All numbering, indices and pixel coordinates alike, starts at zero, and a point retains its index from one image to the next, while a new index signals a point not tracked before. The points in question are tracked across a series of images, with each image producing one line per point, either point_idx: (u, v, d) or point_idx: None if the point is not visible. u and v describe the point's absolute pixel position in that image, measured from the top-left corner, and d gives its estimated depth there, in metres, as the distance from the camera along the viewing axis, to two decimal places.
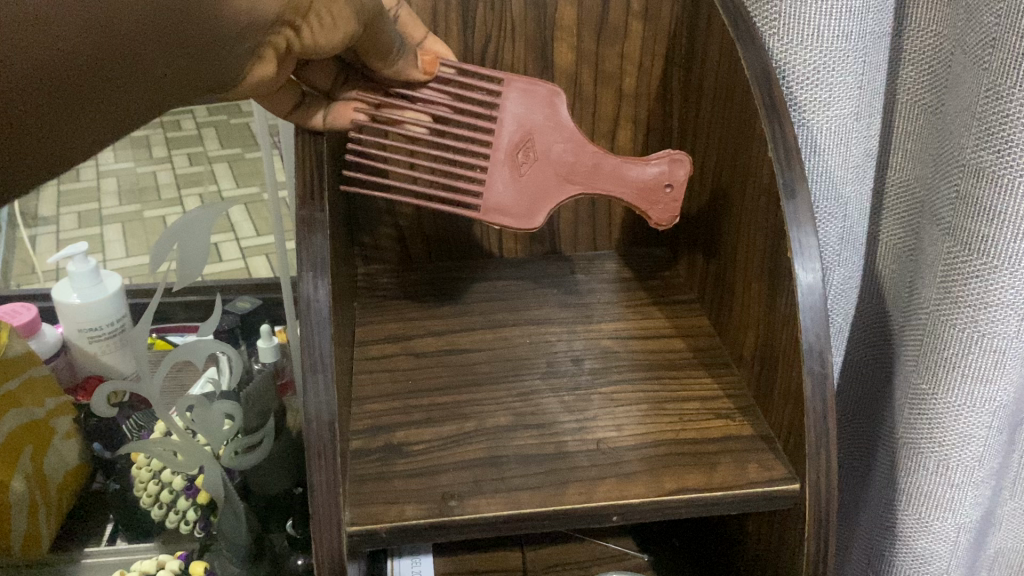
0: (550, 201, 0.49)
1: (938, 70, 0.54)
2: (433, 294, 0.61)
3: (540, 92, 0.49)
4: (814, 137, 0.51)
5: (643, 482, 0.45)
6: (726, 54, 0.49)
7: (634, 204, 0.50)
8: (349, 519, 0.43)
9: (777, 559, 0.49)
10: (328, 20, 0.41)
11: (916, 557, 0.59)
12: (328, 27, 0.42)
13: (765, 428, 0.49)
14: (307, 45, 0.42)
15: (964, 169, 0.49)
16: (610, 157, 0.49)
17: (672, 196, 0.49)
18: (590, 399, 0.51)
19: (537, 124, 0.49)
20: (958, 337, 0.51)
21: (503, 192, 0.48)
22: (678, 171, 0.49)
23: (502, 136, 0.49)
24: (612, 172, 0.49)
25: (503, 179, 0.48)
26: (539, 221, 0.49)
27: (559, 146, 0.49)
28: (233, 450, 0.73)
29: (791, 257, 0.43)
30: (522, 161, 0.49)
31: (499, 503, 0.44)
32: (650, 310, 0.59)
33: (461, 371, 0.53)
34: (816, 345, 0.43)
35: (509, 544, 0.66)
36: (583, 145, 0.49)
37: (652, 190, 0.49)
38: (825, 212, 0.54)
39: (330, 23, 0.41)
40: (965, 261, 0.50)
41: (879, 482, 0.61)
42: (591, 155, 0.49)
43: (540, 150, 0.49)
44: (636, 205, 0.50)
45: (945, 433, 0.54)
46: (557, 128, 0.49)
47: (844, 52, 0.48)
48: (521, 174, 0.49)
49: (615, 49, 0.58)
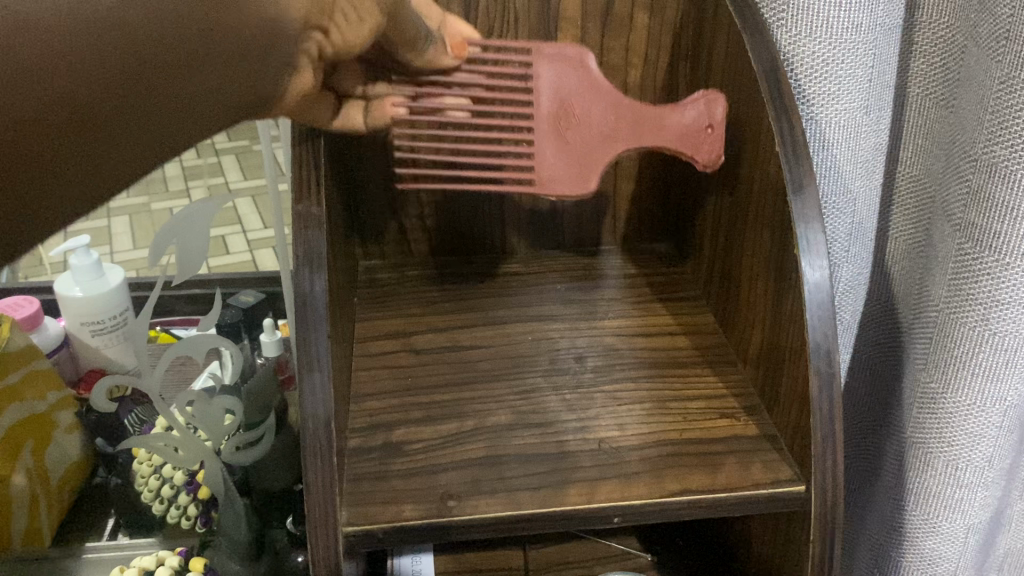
0: (600, 162, 0.49)
1: (950, 63, 0.53)
2: (435, 290, 0.60)
3: (569, 55, 0.49)
4: (822, 131, 0.50)
5: (645, 483, 0.44)
6: (733, 46, 0.48)
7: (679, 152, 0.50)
8: (346, 520, 0.42)
9: (782, 562, 0.48)
10: (352, 13, 0.37)
11: (924, 559, 0.58)
12: (354, 21, 0.37)
13: (771, 429, 0.48)
14: (337, 45, 0.37)
15: (976, 164, 0.48)
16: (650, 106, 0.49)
17: (714, 139, 0.49)
18: (592, 397, 0.50)
19: (572, 89, 0.49)
20: (968, 336, 0.50)
21: (554, 162, 0.49)
22: (716, 109, 0.49)
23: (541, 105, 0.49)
24: (654, 123, 0.49)
25: (551, 148, 0.49)
26: (594, 184, 0.49)
27: (599, 106, 0.49)
28: (234, 445, 0.73)
29: (798, 254, 0.42)
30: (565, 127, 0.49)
31: (498, 503, 0.43)
32: (654, 307, 0.58)
33: (462, 368, 0.53)
34: (824, 344, 0.42)
35: (511, 543, 0.66)
36: (620, 99, 0.49)
37: (696, 133, 0.49)
38: (833, 207, 0.53)
39: (355, 17, 0.37)
40: (976, 258, 0.49)
41: (887, 482, 0.60)
42: (631, 107, 0.49)
43: (580, 114, 0.49)
44: (683, 150, 0.50)
45: (955, 433, 0.53)
46: (592, 88, 0.49)
47: (854, 44, 0.47)
48: (566, 139, 0.49)
49: (620, 40, 0.57)
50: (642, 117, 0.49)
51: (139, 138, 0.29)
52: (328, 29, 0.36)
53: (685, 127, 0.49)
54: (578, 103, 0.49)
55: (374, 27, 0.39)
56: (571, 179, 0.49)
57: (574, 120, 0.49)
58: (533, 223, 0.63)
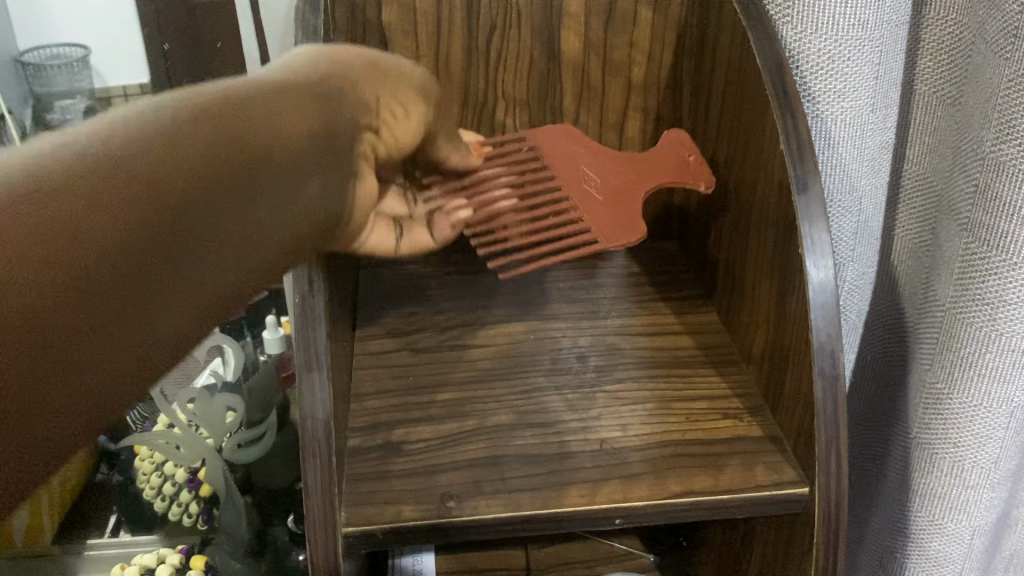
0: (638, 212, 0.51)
1: (958, 61, 0.52)
2: (436, 288, 0.60)
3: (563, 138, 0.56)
4: (828, 129, 0.49)
5: (647, 484, 0.44)
6: (739, 44, 0.47)
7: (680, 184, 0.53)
8: (345, 520, 0.42)
9: (785, 564, 0.47)
10: (399, 111, 0.39)
11: (928, 560, 0.57)
12: (400, 118, 0.39)
13: (774, 429, 0.47)
14: (388, 144, 0.39)
15: (984, 163, 0.47)
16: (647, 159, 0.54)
17: (698, 164, 0.54)
18: (593, 397, 0.50)
19: (584, 169, 0.54)
20: (974, 336, 0.50)
21: (598, 222, 0.51)
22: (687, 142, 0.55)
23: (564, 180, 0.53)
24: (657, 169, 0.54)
25: (593, 213, 0.51)
26: (644, 228, 0.50)
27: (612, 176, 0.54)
28: (236, 443, 0.72)
29: (803, 254, 0.42)
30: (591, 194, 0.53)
31: (498, 504, 0.43)
32: (657, 305, 0.58)
33: (463, 367, 0.52)
34: (828, 345, 0.42)
35: (513, 542, 0.65)
36: (625, 165, 0.54)
37: (685, 165, 0.54)
38: (839, 206, 0.52)
39: (403, 114, 0.39)
40: (983, 257, 0.48)
41: (892, 482, 0.60)
42: (636, 166, 0.54)
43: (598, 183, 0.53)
44: (688, 184, 0.53)
45: (961, 433, 0.52)
46: (598, 164, 0.54)
47: (860, 40, 0.47)
48: (600, 205, 0.52)
49: (624, 37, 0.56)
50: (643, 167, 0.54)
51: (174, 281, 0.26)
52: (380, 130, 0.38)
53: (671, 155, 0.55)
54: (587, 170, 0.54)
55: (419, 118, 0.40)
56: (616, 226, 0.51)
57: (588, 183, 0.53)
58: None
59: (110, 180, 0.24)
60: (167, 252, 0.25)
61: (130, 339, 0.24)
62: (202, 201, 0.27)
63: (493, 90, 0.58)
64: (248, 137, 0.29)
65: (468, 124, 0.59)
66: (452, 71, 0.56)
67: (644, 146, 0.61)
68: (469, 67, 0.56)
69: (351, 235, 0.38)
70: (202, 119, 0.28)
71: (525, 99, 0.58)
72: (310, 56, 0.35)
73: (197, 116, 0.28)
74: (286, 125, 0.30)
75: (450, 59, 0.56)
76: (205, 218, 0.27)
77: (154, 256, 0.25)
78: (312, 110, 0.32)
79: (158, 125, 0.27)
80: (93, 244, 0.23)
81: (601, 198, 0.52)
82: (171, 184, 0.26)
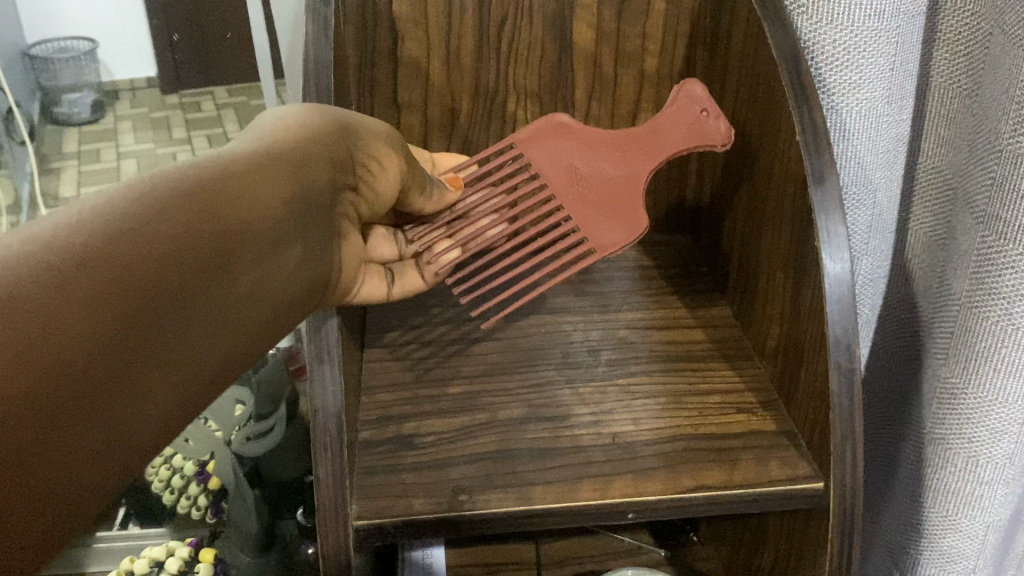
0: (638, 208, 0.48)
1: (974, 52, 0.51)
2: (447, 281, 0.60)
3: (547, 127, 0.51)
4: (844, 121, 0.49)
5: (660, 478, 0.44)
6: (754, 35, 0.47)
7: (693, 146, 0.48)
8: (356, 513, 0.41)
9: (799, 560, 0.47)
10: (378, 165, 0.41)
11: (941, 556, 0.57)
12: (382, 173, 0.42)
13: (788, 424, 0.47)
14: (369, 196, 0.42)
15: (1001, 155, 0.47)
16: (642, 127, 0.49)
17: (714, 116, 0.48)
18: (606, 391, 0.49)
19: (576, 158, 0.50)
20: (990, 331, 0.49)
21: (596, 228, 0.48)
22: (695, 91, 0.49)
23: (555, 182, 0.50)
24: (656, 140, 0.49)
25: (591, 219, 0.48)
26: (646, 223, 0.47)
27: (607, 161, 0.49)
28: (245, 436, 0.71)
29: (819, 248, 0.41)
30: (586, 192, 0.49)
31: (510, 498, 0.42)
32: (669, 299, 0.58)
33: (474, 360, 0.52)
34: (844, 340, 0.41)
35: (522, 536, 0.65)
36: (618, 142, 0.49)
37: (692, 127, 0.49)
38: (853, 199, 0.52)
39: (381, 169, 0.42)
40: (999, 251, 0.48)
41: (905, 478, 0.59)
42: (631, 140, 0.49)
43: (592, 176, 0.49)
44: (695, 146, 0.48)
45: (975, 429, 0.52)
46: (592, 147, 0.50)
47: (876, 32, 0.46)
48: (597, 204, 0.49)
49: (637, 28, 0.56)
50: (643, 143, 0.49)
51: (172, 338, 0.27)
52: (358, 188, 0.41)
53: (679, 117, 0.49)
54: (582, 161, 0.50)
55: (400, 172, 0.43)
56: (615, 222, 0.48)
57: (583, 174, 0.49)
58: None
59: (99, 275, 0.24)
60: (146, 335, 0.26)
61: (117, 426, 0.24)
62: (177, 289, 0.27)
63: (505, 81, 0.57)
64: (222, 221, 0.30)
65: (479, 116, 0.59)
66: (463, 62, 0.56)
67: None
68: (481, 58, 0.56)
69: (341, 282, 0.41)
70: (179, 206, 0.28)
71: (537, 90, 0.58)
72: (273, 123, 0.36)
73: (172, 206, 0.28)
74: (258, 205, 0.32)
75: (461, 50, 0.55)
76: (178, 300, 0.27)
77: (138, 345, 0.25)
78: (282, 186, 0.33)
79: (144, 194, 0.28)
80: (77, 344, 0.23)
81: (596, 193, 0.49)
82: (151, 277, 0.26)
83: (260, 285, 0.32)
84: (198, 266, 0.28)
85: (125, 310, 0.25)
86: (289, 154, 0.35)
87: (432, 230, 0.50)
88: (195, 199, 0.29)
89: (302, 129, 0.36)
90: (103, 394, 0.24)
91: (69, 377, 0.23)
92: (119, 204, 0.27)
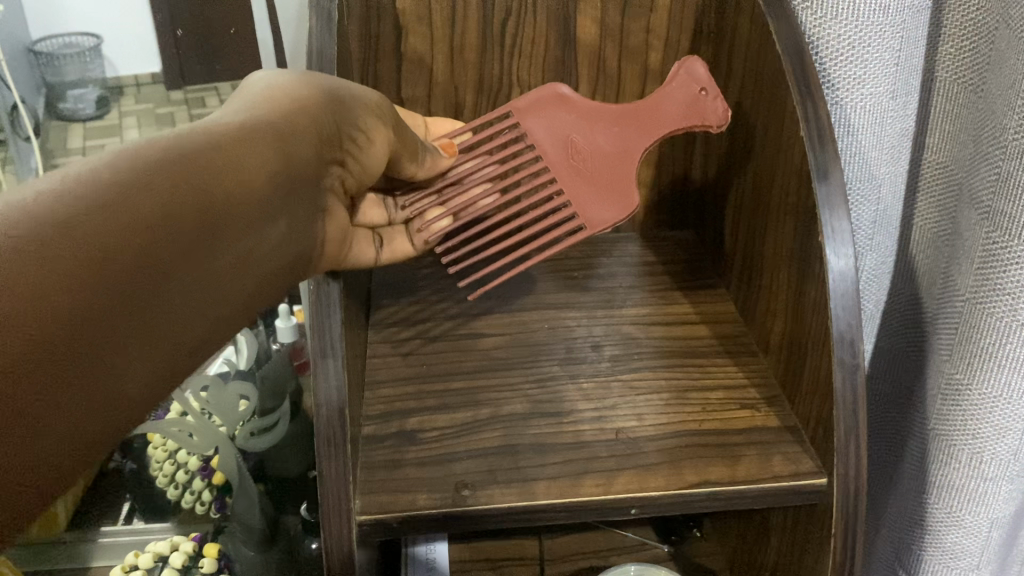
0: (630, 183, 0.48)
1: (980, 47, 0.51)
2: (450, 277, 0.60)
3: (547, 96, 0.50)
4: (848, 116, 0.49)
5: (663, 474, 0.44)
6: (758, 29, 0.47)
7: (690, 125, 0.48)
8: (360, 508, 0.41)
9: (802, 556, 0.47)
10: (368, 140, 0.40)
11: (945, 552, 0.57)
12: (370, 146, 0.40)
13: (792, 420, 0.47)
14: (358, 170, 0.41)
15: (1007, 150, 0.47)
16: (642, 102, 0.49)
17: (713, 97, 0.48)
18: (609, 387, 0.49)
19: (573, 129, 0.49)
20: (995, 327, 0.49)
21: (589, 202, 0.48)
22: (697, 68, 0.48)
23: (550, 153, 0.49)
24: (654, 116, 0.48)
25: (585, 194, 0.48)
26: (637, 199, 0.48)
27: (603, 134, 0.49)
28: (250, 431, 0.72)
29: (823, 242, 0.41)
30: (580, 165, 0.49)
31: (513, 493, 0.42)
32: (673, 295, 0.58)
33: (477, 356, 0.52)
34: (848, 335, 0.41)
35: (526, 532, 0.65)
36: (617, 116, 0.49)
37: (694, 102, 0.48)
38: (857, 194, 0.52)
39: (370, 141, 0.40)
40: (1004, 247, 0.48)
41: (908, 474, 0.59)
42: (630, 114, 0.49)
43: (588, 148, 0.49)
44: (692, 124, 0.48)
45: (980, 425, 0.52)
46: (589, 119, 0.49)
47: (881, 26, 0.46)
48: (590, 176, 0.49)
49: (641, 22, 0.56)
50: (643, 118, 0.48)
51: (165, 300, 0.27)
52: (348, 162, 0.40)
53: (680, 94, 0.48)
54: (581, 135, 0.49)
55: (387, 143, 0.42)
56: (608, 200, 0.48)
57: (581, 147, 0.49)
58: None
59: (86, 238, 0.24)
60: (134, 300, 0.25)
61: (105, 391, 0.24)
62: (164, 257, 0.27)
63: (508, 76, 0.57)
64: (211, 187, 0.29)
65: (482, 112, 0.59)
66: (467, 57, 0.56)
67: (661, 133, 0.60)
68: (484, 54, 0.56)
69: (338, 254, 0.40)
70: (167, 172, 0.28)
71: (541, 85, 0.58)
72: (263, 89, 0.36)
73: (160, 170, 0.28)
74: (248, 171, 0.31)
75: (465, 44, 0.55)
76: (163, 269, 0.27)
77: (122, 314, 0.25)
78: (274, 153, 0.33)
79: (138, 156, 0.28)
80: (55, 308, 0.23)
81: (594, 169, 0.49)
82: (138, 242, 0.26)
83: (249, 258, 0.32)
84: (186, 230, 0.28)
85: (111, 275, 0.25)
86: (277, 120, 0.34)
87: (422, 196, 0.50)
88: (184, 163, 0.29)
89: (291, 97, 0.36)
90: (87, 361, 0.24)
91: (52, 341, 0.23)
92: (107, 167, 0.27)
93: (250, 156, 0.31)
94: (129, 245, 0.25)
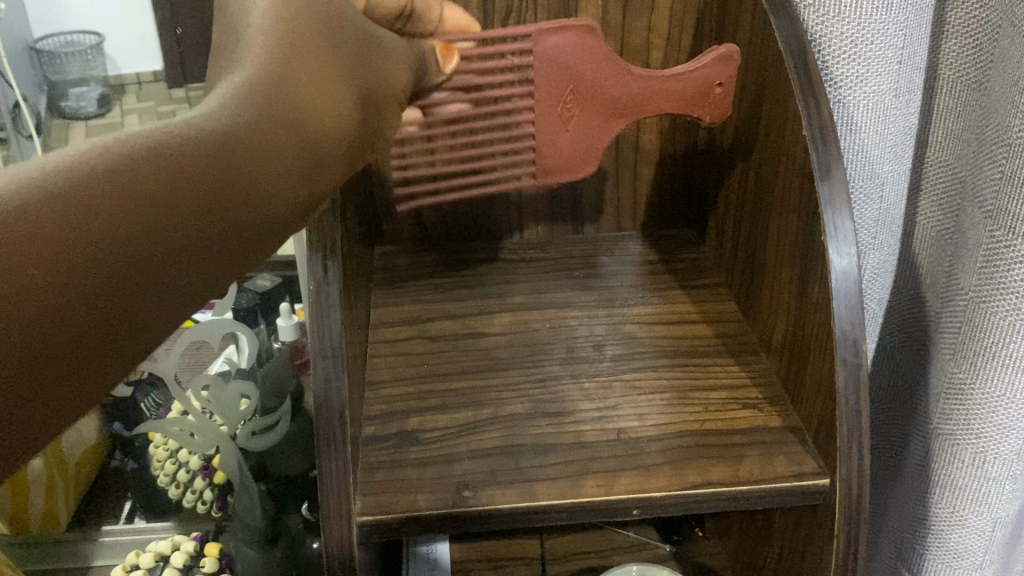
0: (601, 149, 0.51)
1: (983, 44, 0.51)
2: (451, 276, 0.59)
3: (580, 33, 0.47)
4: (850, 114, 0.48)
5: (665, 475, 0.43)
6: (760, 27, 0.46)
7: (686, 109, 0.51)
8: (360, 509, 0.41)
9: (805, 556, 0.47)
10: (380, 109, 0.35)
11: (948, 552, 0.57)
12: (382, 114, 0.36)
13: (794, 420, 0.47)
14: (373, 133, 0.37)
15: (1010, 148, 0.46)
16: (657, 74, 0.49)
17: (725, 92, 0.51)
18: (611, 387, 0.49)
19: (583, 70, 0.48)
20: (999, 326, 0.49)
21: (557, 150, 0.51)
22: (729, 69, 0.50)
23: (551, 89, 0.48)
24: (659, 89, 0.50)
25: (556, 136, 0.50)
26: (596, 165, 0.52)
27: (606, 86, 0.49)
28: (251, 430, 0.71)
29: (826, 241, 0.41)
30: (569, 113, 0.50)
31: (514, 494, 0.42)
32: (675, 294, 0.57)
33: (478, 355, 0.52)
34: (851, 335, 0.41)
35: (528, 531, 0.65)
36: (626, 76, 0.49)
37: (701, 93, 0.51)
38: (860, 193, 0.51)
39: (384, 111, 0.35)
40: (1007, 245, 0.48)
41: (911, 474, 0.59)
42: (638, 79, 0.49)
43: (585, 95, 0.49)
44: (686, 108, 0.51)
45: (983, 425, 0.52)
46: (603, 69, 0.48)
47: (884, 23, 0.46)
48: (569, 123, 0.50)
49: (643, 20, 0.55)
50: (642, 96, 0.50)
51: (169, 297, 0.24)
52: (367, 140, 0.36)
53: (694, 82, 0.50)
54: (587, 78, 0.48)
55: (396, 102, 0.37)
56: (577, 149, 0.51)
57: (581, 96, 0.49)
58: (551, 208, 0.62)
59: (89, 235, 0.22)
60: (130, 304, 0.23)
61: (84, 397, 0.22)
62: (167, 253, 0.24)
63: None
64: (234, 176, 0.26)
65: None
66: None
67: (663, 131, 0.60)
68: None
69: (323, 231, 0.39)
70: (188, 158, 0.25)
71: None
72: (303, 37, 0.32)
73: (179, 158, 0.25)
74: (277, 157, 0.28)
75: None
76: (170, 273, 0.24)
77: (111, 322, 0.22)
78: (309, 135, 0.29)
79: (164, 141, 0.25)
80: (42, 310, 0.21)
81: (576, 110, 0.50)
82: (140, 245, 0.23)
83: (267, 254, 0.29)
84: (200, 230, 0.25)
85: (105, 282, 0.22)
86: (320, 83, 0.30)
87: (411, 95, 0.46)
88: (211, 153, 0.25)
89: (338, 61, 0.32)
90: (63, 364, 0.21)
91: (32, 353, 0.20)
92: (113, 147, 0.23)
93: (284, 145, 0.28)
94: (129, 250, 0.22)
